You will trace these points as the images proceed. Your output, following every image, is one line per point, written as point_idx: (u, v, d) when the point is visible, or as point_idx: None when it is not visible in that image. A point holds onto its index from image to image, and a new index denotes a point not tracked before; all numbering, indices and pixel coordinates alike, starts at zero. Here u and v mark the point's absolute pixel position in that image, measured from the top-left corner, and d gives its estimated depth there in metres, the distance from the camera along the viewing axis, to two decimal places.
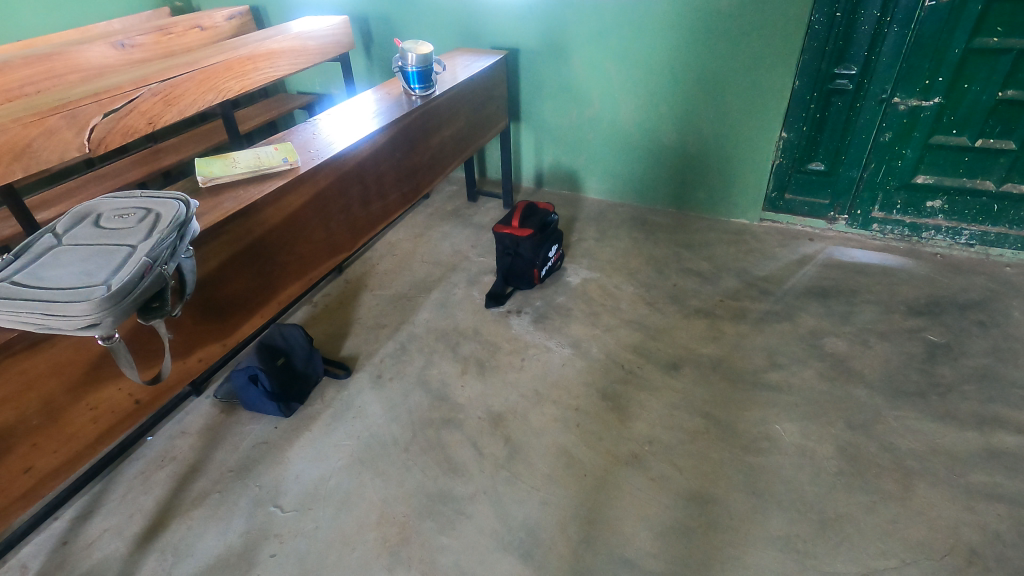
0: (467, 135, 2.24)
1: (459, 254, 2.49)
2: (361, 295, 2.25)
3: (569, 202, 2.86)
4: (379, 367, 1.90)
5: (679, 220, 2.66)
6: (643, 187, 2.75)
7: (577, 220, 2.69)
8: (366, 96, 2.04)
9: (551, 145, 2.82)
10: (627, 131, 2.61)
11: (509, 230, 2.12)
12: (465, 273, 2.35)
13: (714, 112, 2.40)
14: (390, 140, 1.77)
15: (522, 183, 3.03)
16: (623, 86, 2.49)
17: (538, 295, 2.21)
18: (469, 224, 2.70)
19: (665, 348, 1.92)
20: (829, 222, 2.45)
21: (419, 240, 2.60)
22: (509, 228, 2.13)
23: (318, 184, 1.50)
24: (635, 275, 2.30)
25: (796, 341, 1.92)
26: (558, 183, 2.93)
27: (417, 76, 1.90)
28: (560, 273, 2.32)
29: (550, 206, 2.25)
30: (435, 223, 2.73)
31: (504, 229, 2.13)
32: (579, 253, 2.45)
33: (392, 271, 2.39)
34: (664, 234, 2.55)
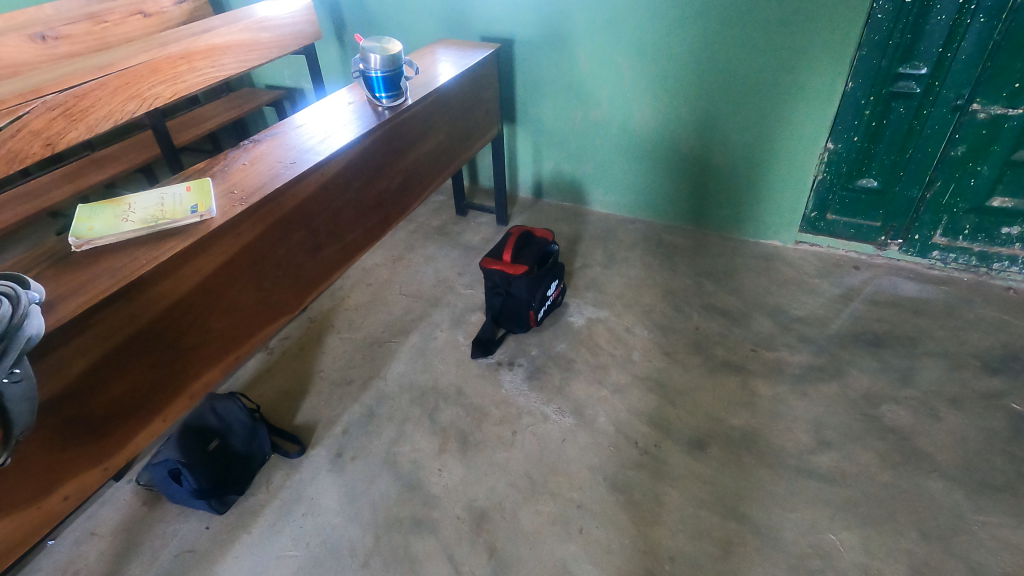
0: (451, 148, 1.87)
1: (443, 285, 2.14)
2: (325, 340, 1.91)
3: (573, 217, 2.49)
4: (339, 441, 1.57)
5: (699, 241, 2.29)
6: (657, 201, 2.37)
7: (581, 240, 2.33)
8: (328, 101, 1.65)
9: (551, 150, 2.44)
10: (641, 137, 2.23)
11: (498, 266, 1.76)
12: (449, 311, 2.00)
13: (745, 118, 2.01)
14: (349, 166, 1.40)
15: (519, 192, 2.66)
16: (638, 85, 2.10)
17: (535, 341, 1.86)
18: (456, 246, 2.34)
19: (687, 417, 1.58)
20: (878, 247, 2.08)
21: (398, 266, 2.24)
22: (499, 265, 1.77)
23: (242, 237, 1.14)
24: (648, 315, 1.94)
25: (848, 410, 1.58)
26: (560, 194, 2.56)
27: (383, 82, 1.52)
28: (561, 311, 1.97)
29: (549, 233, 1.89)
30: (418, 243, 2.37)
31: (492, 266, 1.77)
32: (583, 284, 2.09)
33: (363, 307, 2.04)
34: (683, 260, 2.19)
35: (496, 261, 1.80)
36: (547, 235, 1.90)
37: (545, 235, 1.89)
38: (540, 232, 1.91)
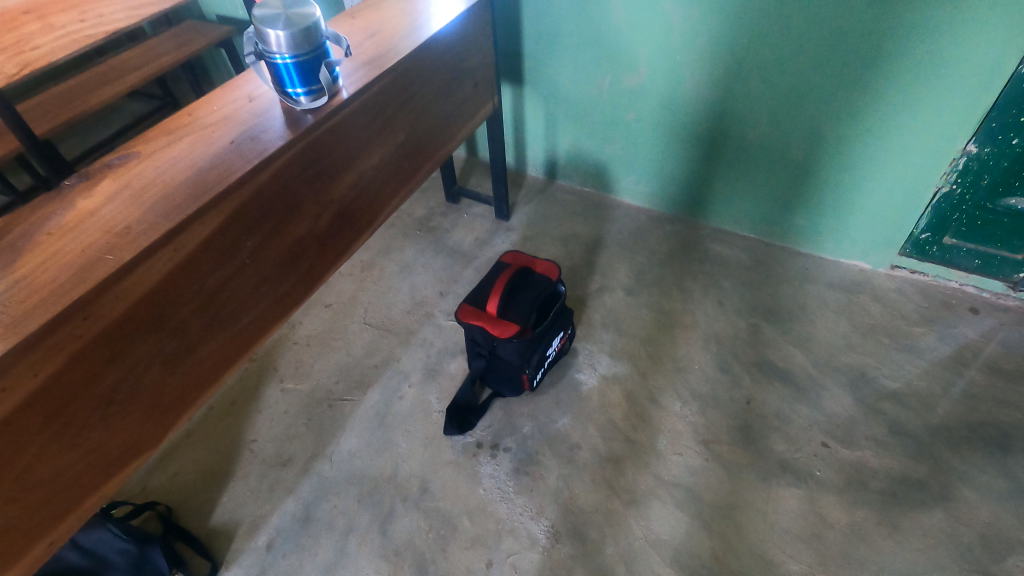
0: (423, 145, 1.32)
1: (419, 311, 1.67)
2: (262, 391, 1.49)
3: (594, 209, 1.94)
4: (262, 560, 1.20)
5: (758, 255, 1.74)
6: (706, 198, 1.80)
7: (602, 248, 1.80)
8: (240, 79, 1.08)
9: (568, 123, 1.84)
10: (691, 116, 1.63)
11: (482, 324, 1.27)
12: (422, 354, 1.55)
13: (846, 101, 1.40)
14: (235, 220, 0.90)
15: (528, 170, 2.09)
16: (693, 44, 1.47)
17: (528, 412, 1.41)
18: (440, 250, 1.84)
19: (726, 558, 1.15)
20: (1010, 286, 1.53)
21: (366, 278, 1.77)
22: (483, 321, 1.28)
23: (22, 387, 0.69)
24: (682, 376, 1.46)
25: (957, 564, 1.12)
26: (579, 177, 1.99)
27: (294, 72, 0.97)
28: (567, 364, 1.50)
29: (555, 268, 1.37)
30: (395, 243, 1.87)
31: (475, 322, 1.28)
32: (599, 320, 1.60)
33: (315, 342, 1.60)
34: (734, 286, 1.66)
35: (480, 313, 1.30)
36: (552, 272, 1.38)
37: (550, 272, 1.38)
38: (544, 266, 1.39)
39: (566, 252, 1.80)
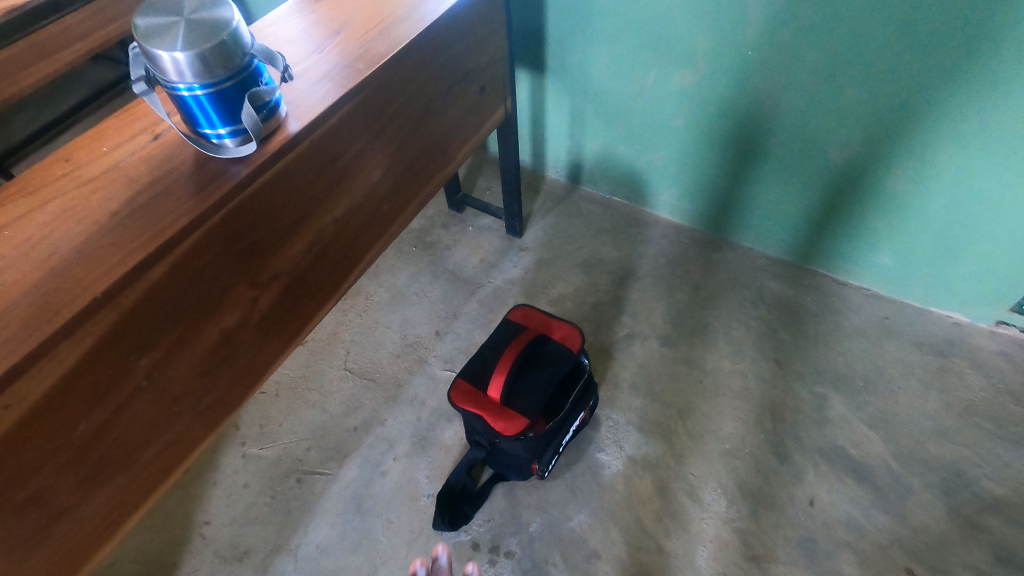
0: (411, 177, 1.01)
1: (410, 356, 1.39)
2: (220, 457, 1.25)
3: (626, 227, 1.61)
4: None
5: (827, 297, 1.42)
6: (766, 223, 1.46)
7: (633, 280, 1.49)
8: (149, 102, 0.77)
9: (600, 123, 1.50)
10: (757, 127, 1.28)
11: (481, 413, 1.01)
12: (412, 415, 1.29)
13: (978, 125, 1.04)
14: (117, 337, 0.62)
15: (548, 172, 1.76)
16: (774, 38, 1.10)
17: (537, 503, 1.15)
18: (439, 274, 1.54)
19: None
20: None
21: (350, 308, 1.49)
22: (481, 407, 1.01)
23: None
24: (729, 464, 1.18)
25: None
26: (609, 186, 1.66)
27: (209, 106, 0.66)
28: (585, 440, 1.23)
29: (577, 336, 1.09)
30: (386, 263, 1.58)
31: (471, 408, 1.01)
32: (627, 379, 1.31)
33: (286, 392, 1.34)
34: (796, 339, 1.35)
35: (480, 396, 1.03)
36: (574, 342, 1.10)
37: (572, 343, 1.10)
38: (566, 333, 1.11)
39: (589, 283, 1.49)
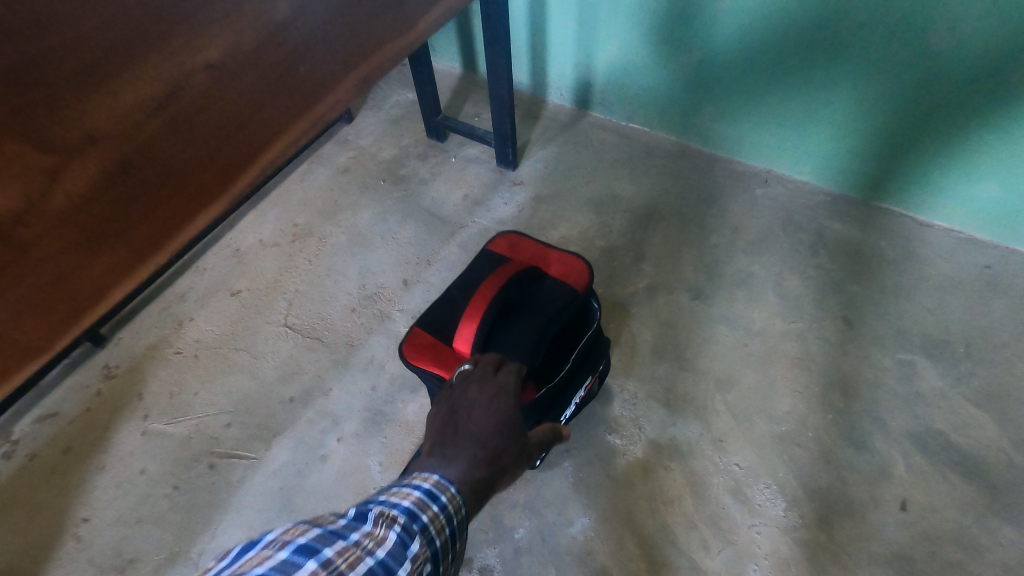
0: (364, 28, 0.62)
1: (368, 310, 1.08)
2: (114, 434, 0.96)
3: (647, 158, 1.29)
4: None
5: (908, 241, 1.10)
6: (830, 148, 1.14)
7: (656, 220, 1.17)
8: None
9: (617, 21, 1.17)
10: (831, 8, 0.95)
11: (440, 374, 0.70)
12: (366, 384, 0.99)
13: None
14: None
15: (551, 96, 1.44)
16: None
17: (525, 501, 0.86)
18: (411, 211, 1.23)
19: None
20: None
21: (298, 252, 1.18)
22: (444, 366, 0.71)
23: None
24: (786, 453, 0.87)
25: None
26: (626, 109, 1.34)
27: None
28: (592, 418, 0.92)
29: (583, 271, 0.79)
30: (346, 199, 1.27)
31: (430, 367, 0.71)
32: (648, 341, 1.00)
33: (207, 353, 1.04)
34: (870, 293, 1.04)
35: (444, 351, 0.73)
36: (581, 282, 0.78)
37: (579, 283, 0.78)
38: (570, 269, 0.79)
39: (600, 224, 1.18)
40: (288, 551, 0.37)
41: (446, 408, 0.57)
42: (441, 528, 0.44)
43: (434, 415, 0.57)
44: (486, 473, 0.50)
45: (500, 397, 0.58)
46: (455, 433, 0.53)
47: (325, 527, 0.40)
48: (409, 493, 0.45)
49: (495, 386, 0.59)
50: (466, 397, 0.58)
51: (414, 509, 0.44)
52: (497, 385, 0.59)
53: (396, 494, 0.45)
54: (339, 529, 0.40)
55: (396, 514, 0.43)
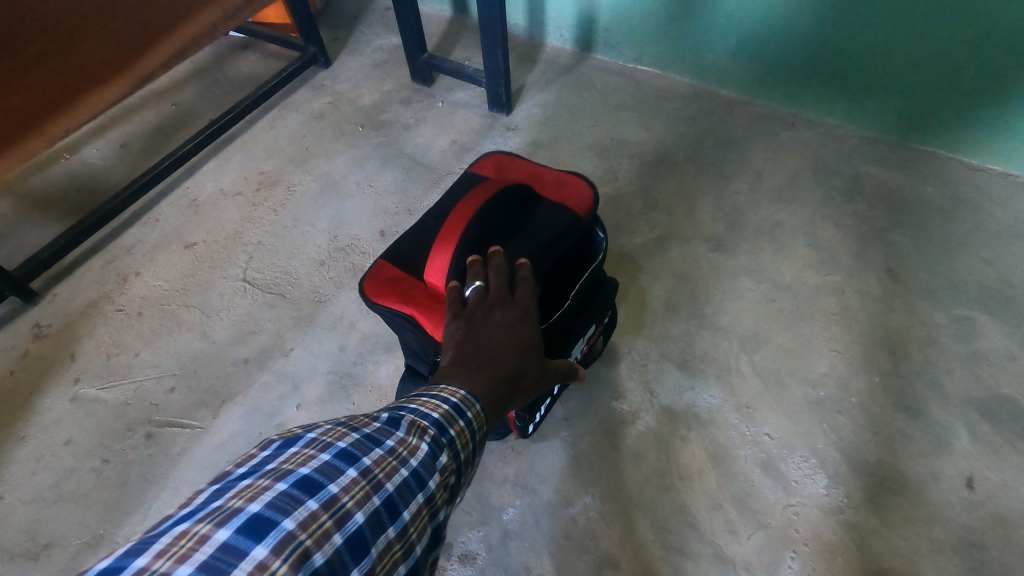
0: None
1: (340, 263, 0.95)
2: (39, 400, 0.82)
3: (658, 101, 1.15)
4: None
5: (959, 187, 0.96)
6: (869, 84, 0.99)
7: (669, 166, 1.04)
8: None
9: None
10: None
11: (409, 314, 0.57)
12: (333, 344, 0.85)
13: None
14: None
15: (550, 39, 1.29)
16: None
17: (516, 476, 0.72)
18: (392, 158, 1.10)
19: None
20: None
21: (263, 202, 1.05)
22: (414, 306, 0.57)
23: None
24: (826, 421, 0.74)
25: None
26: (634, 48, 1.20)
27: None
28: (596, 381, 0.79)
29: (588, 197, 0.65)
30: (320, 146, 1.13)
31: (397, 307, 0.58)
32: (660, 296, 0.87)
33: (153, 310, 0.91)
34: (916, 243, 0.90)
35: (415, 287, 0.59)
36: (583, 206, 0.64)
37: (580, 207, 0.64)
38: (570, 192, 0.66)
39: (604, 170, 1.04)
40: (325, 458, 0.32)
41: (464, 330, 0.47)
42: (467, 438, 0.38)
43: (450, 336, 0.47)
44: (505, 394, 0.42)
45: (524, 322, 0.48)
46: (477, 356, 0.44)
47: (360, 433, 0.34)
48: (441, 403, 0.38)
49: (520, 309, 0.49)
50: (486, 320, 0.48)
51: (443, 422, 0.37)
52: (521, 308, 0.50)
53: (425, 402, 0.38)
54: (373, 435, 0.34)
55: (429, 421, 0.36)
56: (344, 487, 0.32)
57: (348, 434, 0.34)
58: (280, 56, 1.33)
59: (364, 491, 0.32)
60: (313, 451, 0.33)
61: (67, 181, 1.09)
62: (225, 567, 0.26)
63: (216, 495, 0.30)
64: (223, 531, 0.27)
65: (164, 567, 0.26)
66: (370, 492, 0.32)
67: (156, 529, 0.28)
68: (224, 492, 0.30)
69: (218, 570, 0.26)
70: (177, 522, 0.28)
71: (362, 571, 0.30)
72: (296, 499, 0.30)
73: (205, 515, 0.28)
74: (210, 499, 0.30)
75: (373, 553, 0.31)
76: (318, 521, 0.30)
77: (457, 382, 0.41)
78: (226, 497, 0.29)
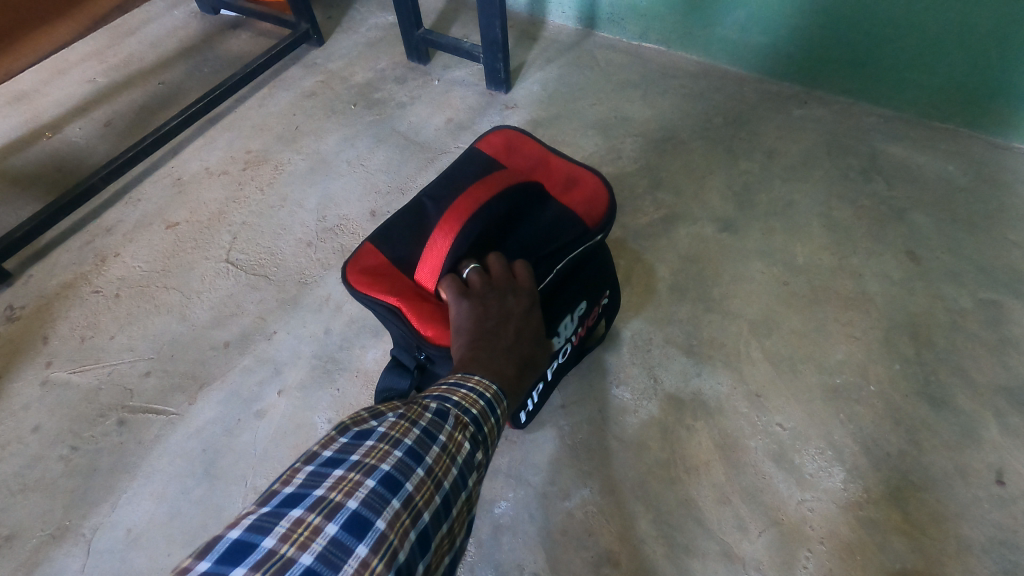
0: None
1: (328, 243, 0.90)
2: (8, 383, 0.78)
3: (663, 79, 1.10)
4: None
5: (984, 166, 0.90)
6: (889, 57, 0.93)
7: (674, 145, 0.98)
8: None
9: None
10: None
11: (396, 305, 0.51)
12: (318, 327, 0.80)
13: None
14: None
15: (552, 18, 1.24)
16: None
17: (510, 467, 0.67)
18: (385, 137, 1.05)
19: None
20: None
21: (250, 181, 1.00)
22: (400, 298, 0.52)
23: None
24: (843, 410, 0.68)
25: None
26: (639, 24, 1.14)
27: None
28: (596, 367, 0.74)
29: (605, 196, 0.60)
30: (311, 124, 1.08)
31: (381, 297, 0.52)
32: (665, 278, 0.82)
33: (132, 291, 0.86)
34: (939, 223, 0.84)
35: (402, 278, 0.53)
36: (595, 213, 0.59)
37: (590, 213, 0.58)
38: (581, 191, 0.60)
39: (607, 148, 0.99)
40: (399, 453, 0.32)
41: (476, 313, 0.45)
42: (496, 437, 0.37)
43: (461, 318, 0.45)
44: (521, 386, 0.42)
45: (534, 310, 0.47)
46: (496, 344, 0.43)
47: (419, 426, 0.33)
48: (479, 398, 0.37)
49: (527, 294, 0.47)
50: (500, 305, 0.46)
51: (481, 419, 0.36)
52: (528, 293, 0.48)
53: (465, 395, 0.36)
54: (433, 429, 0.33)
55: (471, 417, 0.36)
56: (416, 485, 0.31)
57: (411, 423, 0.33)
58: (272, 34, 1.28)
59: (429, 489, 0.32)
60: (386, 446, 0.32)
61: (47, 160, 1.05)
62: (336, 564, 0.27)
63: (312, 483, 0.30)
64: (331, 526, 0.28)
65: (288, 555, 0.26)
66: (434, 491, 0.32)
67: (265, 510, 0.29)
68: (312, 487, 0.29)
69: (330, 567, 0.27)
70: (285, 508, 0.28)
71: (424, 566, 0.31)
72: (382, 497, 0.30)
73: (310, 503, 0.29)
74: (308, 486, 0.30)
75: (432, 547, 0.32)
76: (399, 520, 0.30)
77: (480, 368, 0.40)
78: (323, 487, 0.29)
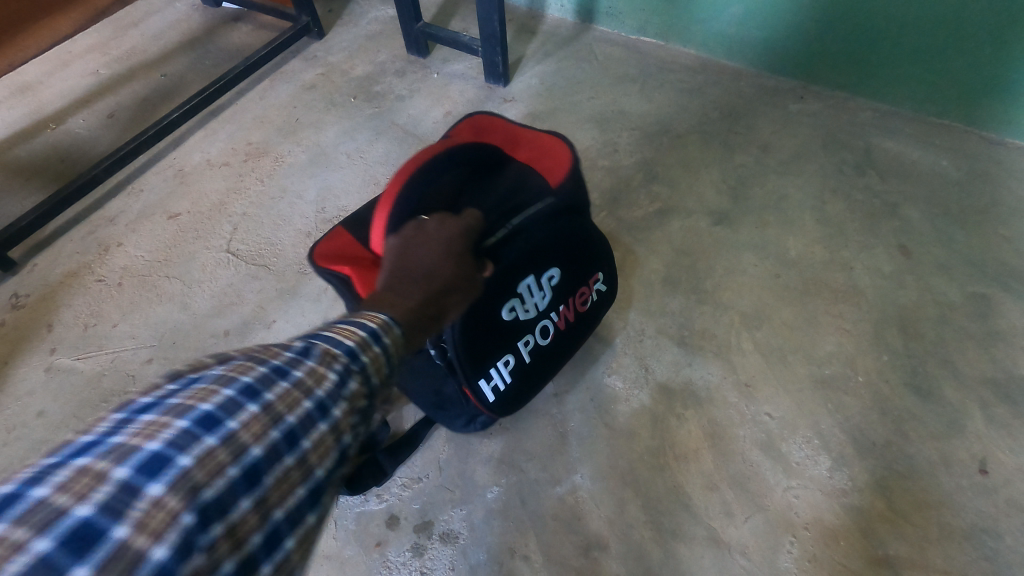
0: None
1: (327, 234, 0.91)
2: (13, 368, 0.80)
3: (661, 73, 1.11)
4: None
5: (977, 160, 0.91)
6: (886, 51, 0.93)
7: (670, 138, 0.99)
8: None
9: None
10: None
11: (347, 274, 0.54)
12: (316, 316, 0.82)
13: None
14: None
15: (551, 11, 1.25)
16: None
17: (502, 453, 0.69)
18: (384, 129, 1.06)
19: None
20: None
21: (250, 172, 1.01)
22: (354, 267, 0.54)
23: None
24: (832, 401, 0.70)
25: None
26: (637, 18, 1.15)
27: None
28: (589, 357, 0.75)
29: (568, 156, 0.61)
30: (311, 117, 1.09)
31: (336, 267, 0.55)
32: (659, 270, 0.83)
33: (134, 280, 0.88)
34: (931, 218, 0.85)
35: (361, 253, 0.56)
36: (557, 170, 0.61)
37: (553, 170, 0.60)
38: (546, 153, 0.62)
39: (604, 142, 1.00)
40: (228, 391, 0.27)
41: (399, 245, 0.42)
42: (383, 369, 0.32)
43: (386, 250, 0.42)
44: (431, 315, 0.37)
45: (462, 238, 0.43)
46: (410, 273, 0.39)
47: (268, 364, 0.28)
48: (357, 329, 0.32)
49: (458, 223, 0.44)
50: (421, 229, 0.43)
51: (358, 350, 0.31)
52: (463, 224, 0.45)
53: (340, 327, 0.32)
54: (284, 365, 0.29)
55: (341, 350, 0.30)
56: (243, 424, 0.26)
57: (258, 362, 0.28)
58: (273, 27, 1.29)
59: (263, 427, 0.27)
60: (216, 385, 0.27)
61: (51, 152, 1.06)
62: (118, 512, 0.22)
63: (114, 427, 0.25)
64: (120, 470, 0.23)
65: (59, 507, 0.21)
66: (270, 428, 0.27)
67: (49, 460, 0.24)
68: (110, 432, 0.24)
69: (110, 517, 0.22)
70: (69, 456, 0.23)
71: (251, 505, 0.26)
72: (196, 436, 0.25)
73: (102, 447, 0.24)
74: (108, 432, 0.25)
75: (267, 485, 0.26)
76: (213, 459, 0.25)
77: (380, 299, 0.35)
78: (124, 432, 0.24)
